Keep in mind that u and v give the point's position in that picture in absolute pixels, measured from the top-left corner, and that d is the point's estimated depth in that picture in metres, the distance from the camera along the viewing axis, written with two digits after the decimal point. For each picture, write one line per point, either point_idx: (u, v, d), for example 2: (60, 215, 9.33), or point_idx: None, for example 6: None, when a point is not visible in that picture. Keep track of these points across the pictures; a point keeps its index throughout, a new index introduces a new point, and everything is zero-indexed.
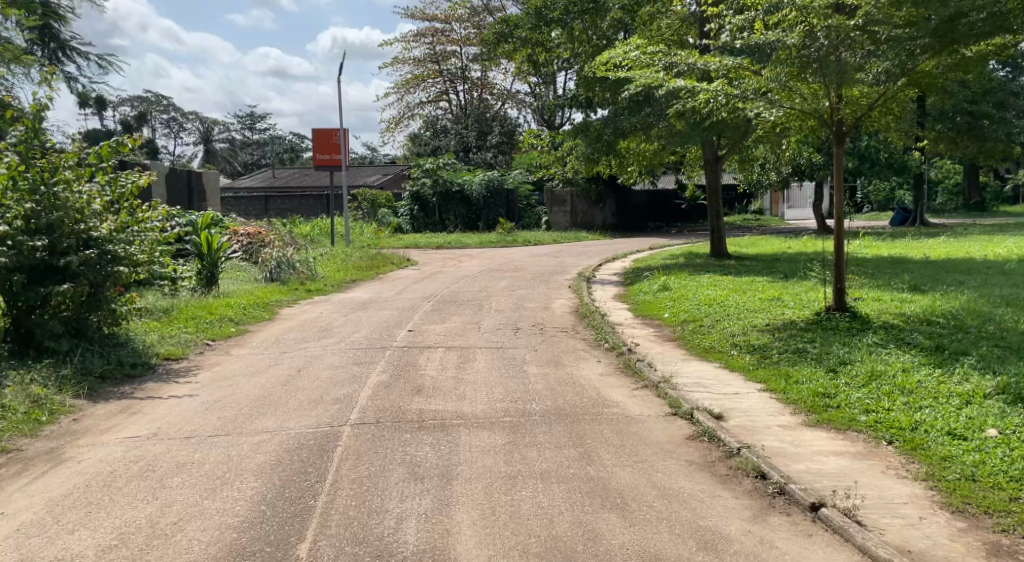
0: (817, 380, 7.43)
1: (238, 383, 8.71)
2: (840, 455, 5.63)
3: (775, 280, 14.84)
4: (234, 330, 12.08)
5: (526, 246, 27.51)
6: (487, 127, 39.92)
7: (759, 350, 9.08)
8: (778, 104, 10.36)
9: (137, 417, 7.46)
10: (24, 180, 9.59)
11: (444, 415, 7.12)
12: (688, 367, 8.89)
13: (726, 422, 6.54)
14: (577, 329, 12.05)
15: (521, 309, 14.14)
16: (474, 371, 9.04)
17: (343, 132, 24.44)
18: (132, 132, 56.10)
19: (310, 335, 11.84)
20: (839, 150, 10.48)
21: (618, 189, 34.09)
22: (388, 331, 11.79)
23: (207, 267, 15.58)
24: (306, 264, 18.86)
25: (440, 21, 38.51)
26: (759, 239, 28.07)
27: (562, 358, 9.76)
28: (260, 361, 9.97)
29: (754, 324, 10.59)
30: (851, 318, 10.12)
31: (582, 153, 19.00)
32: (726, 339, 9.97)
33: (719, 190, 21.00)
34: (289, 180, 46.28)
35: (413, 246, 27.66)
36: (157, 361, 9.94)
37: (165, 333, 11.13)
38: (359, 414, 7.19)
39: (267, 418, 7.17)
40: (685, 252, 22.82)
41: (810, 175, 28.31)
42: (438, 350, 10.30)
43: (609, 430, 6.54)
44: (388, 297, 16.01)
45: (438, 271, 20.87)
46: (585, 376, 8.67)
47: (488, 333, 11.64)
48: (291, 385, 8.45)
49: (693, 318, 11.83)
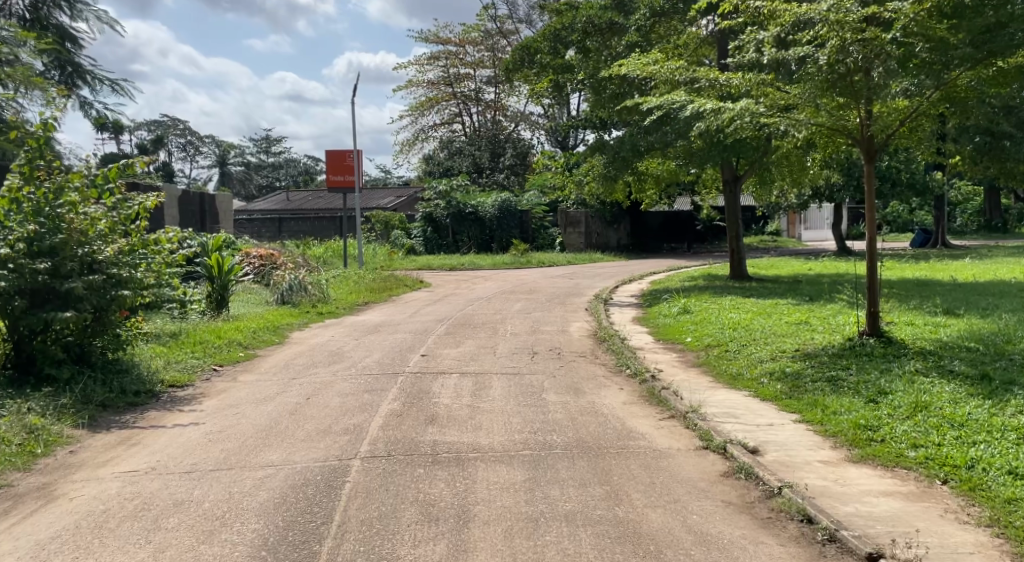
0: (857, 411, 7.03)
1: (243, 412, 8.32)
2: (892, 496, 5.23)
3: (800, 303, 14.38)
4: (242, 355, 11.72)
5: (540, 267, 27.16)
6: (500, 149, 39.74)
7: (791, 378, 8.64)
8: (805, 121, 9.89)
9: (136, 448, 7.08)
10: (27, 202, 9.39)
11: (459, 448, 6.70)
12: (716, 395, 8.47)
13: (763, 458, 6.14)
14: (597, 354, 11.62)
15: (537, 332, 13.72)
16: (490, 399, 8.62)
17: (357, 153, 24.19)
18: (149, 156, 56.46)
19: (320, 360, 11.46)
20: (869, 168, 10.06)
21: (633, 210, 33.73)
22: (400, 356, 11.41)
23: (218, 289, 15.27)
24: (318, 286, 18.53)
25: (454, 44, 38.40)
26: (777, 261, 27.59)
27: (582, 385, 9.36)
28: (268, 387, 9.59)
29: (784, 350, 10.14)
30: (885, 343, 9.66)
31: (599, 173, 18.66)
32: (755, 366, 9.53)
33: (738, 210, 20.57)
34: (303, 203, 46.18)
35: (426, 268, 27.34)
36: (161, 388, 9.54)
37: (172, 359, 10.76)
38: (370, 446, 6.79)
39: (272, 449, 6.78)
40: (703, 274, 22.39)
41: (829, 196, 27.91)
42: (452, 376, 9.90)
43: (637, 465, 6.11)
44: (400, 320, 15.64)
45: (452, 293, 20.50)
46: (607, 405, 8.23)
47: (505, 357, 11.25)
48: (299, 414, 8.06)
49: (717, 342, 11.38)
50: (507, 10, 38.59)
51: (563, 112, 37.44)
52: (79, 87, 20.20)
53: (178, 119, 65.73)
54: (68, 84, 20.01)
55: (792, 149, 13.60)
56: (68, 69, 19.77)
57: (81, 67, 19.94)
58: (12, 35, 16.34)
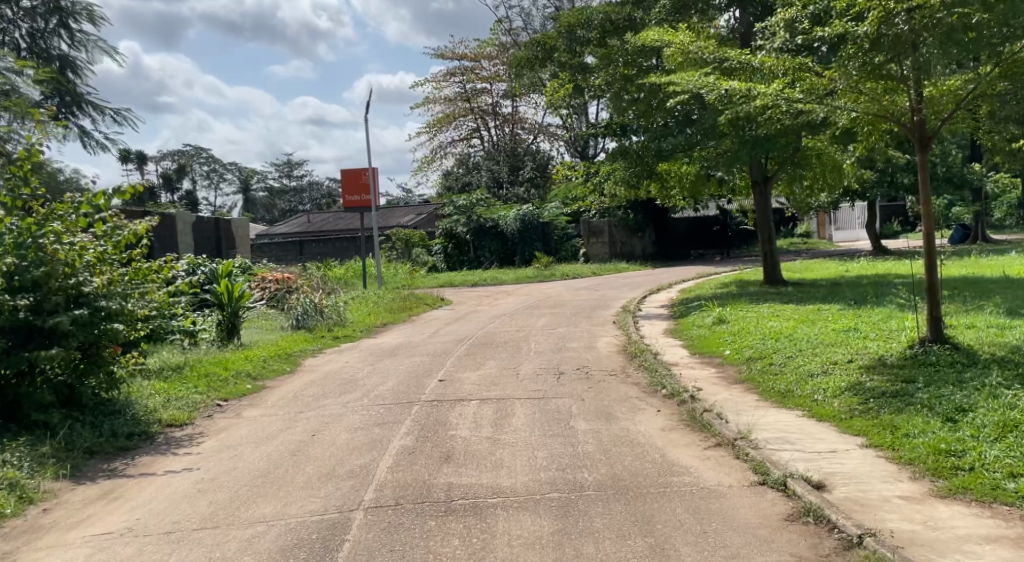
0: (935, 432, 6.31)
1: (241, 453, 7.46)
2: (998, 543, 4.51)
3: (846, 308, 13.47)
4: (250, 389, 10.87)
5: (565, 279, 26.33)
6: (520, 162, 39.00)
7: (851, 395, 7.79)
8: (847, 108, 9.13)
9: (117, 501, 6.22)
10: (8, 233, 8.37)
11: (477, 492, 5.85)
12: (767, 416, 7.64)
13: (831, 495, 5.35)
14: (628, 371, 10.76)
15: (563, 350, 12.85)
16: (513, 429, 7.79)
17: (373, 171, 23.49)
18: (172, 185, 56.06)
19: (331, 390, 10.61)
20: (922, 157, 9.14)
21: (658, 217, 32.61)
22: (416, 382, 10.55)
23: (228, 317, 14.50)
24: (334, 310, 17.77)
25: (470, 59, 37.77)
26: (812, 263, 26.58)
27: (614, 408, 8.48)
28: (273, 424, 8.74)
29: (837, 362, 9.23)
30: (954, 351, 8.78)
31: (621, 179, 17.75)
32: (806, 381, 8.66)
33: (769, 213, 19.63)
34: (323, 225, 45.52)
35: (449, 285, 26.58)
36: (158, 429, 8.66)
37: (172, 395, 9.85)
38: (376, 492, 5.96)
39: (268, 500, 5.94)
40: (735, 281, 21.40)
41: (861, 193, 26.96)
42: (472, 403, 9.04)
43: (684, 509, 5.28)
44: (419, 342, 14.81)
45: (474, 310, 19.68)
46: (643, 432, 7.37)
47: (529, 379, 10.38)
48: (301, 455, 7.23)
49: (759, 355, 10.45)
50: (522, 22, 37.87)
51: (582, 122, 36.71)
52: (80, 116, 19.55)
53: (201, 148, 65.65)
54: (66, 115, 19.30)
55: (829, 136, 12.59)
56: (66, 99, 19.10)
57: (81, 95, 19.29)
58: (9, 66, 15.74)
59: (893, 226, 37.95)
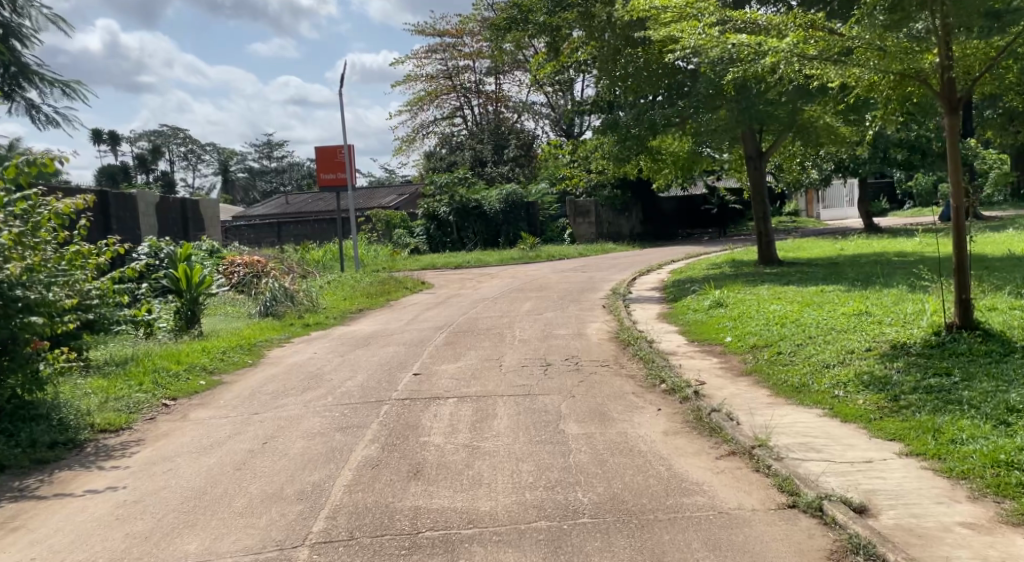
0: (989, 439, 5.33)
1: (178, 467, 6.46)
2: None
3: (851, 289, 12.54)
4: (204, 385, 9.83)
5: (550, 261, 25.27)
6: (504, 140, 37.60)
7: (876, 391, 6.83)
8: (869, 67, 7.97)
9: (15, 533, 5.22)
10: None
11: (449, 521, 4.85)
12: (783, 416, 6.65)
13: (879, 523, 4.40)
14: (621, 362, 9.78)
15: (549, 337, 11.85)
16: (492, 434, 6.79)
17: (349, 149, 22.33)
18: (148, 166, 54.32)
19: (293, 387, 9.54)
20: (951, 123, 8.04)
21: (646, 197, 31.50)
22: (388, 377, 9.51)
23: (187, 304, 13.42)
24: (307, 295, 16.69)
25: (451, 35, 36.50)
26: (804, 242, 25.72)
27: (609, 408, 7.48)
28: (221, 428, 7.72)
29: (853, 350, 8.27)
30: (984, 339, 7.83)
31: (611, 154, 16.70)
32: (823, 374, 7.70)
33: (764, 188, 18.63)
34: (303, 206, 44.17)
35: (431, 267, 25.51)
36: (89, 435, 7.66)
37: (110, 394, 8.81)
38: (326, 522, 4.95)
39: (197, 532, 4.95)
40: (727, 261, 20.44)
41: (854, 169, 26.05)
42: (448, 402, 8.03)
43: (700, 543, 4.34)
44: (395, 329, 13.78)
45: (455, 295, 18.66)
46: (644, 438, 6.39)
47: (512, 373, 9.36)
48: (246, 470, 6.21)
49: (765, 343, 9.50)
50: None
51: (566, 99, 35.61)
52: (26, 89, 18.11)
53: (178, 129, 63.89)
54: (11, 88, 17.83)
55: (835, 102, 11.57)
56: (11, 69, 17.65)
57: (27, 66, 17.84)
58: None
59: (881, 203, 37.13)
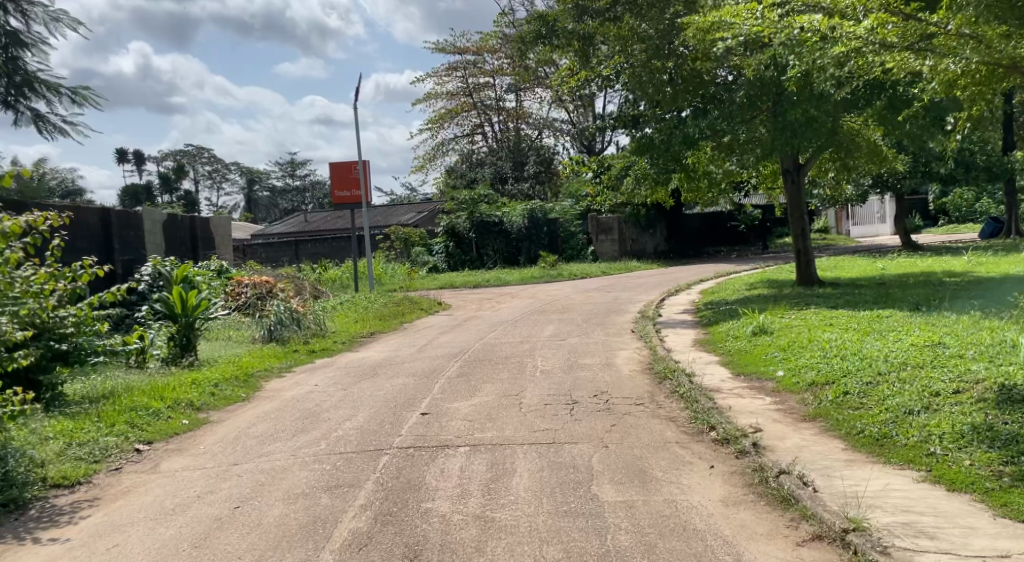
0: None
1: (128, 541, 5.29)
2: None
3: (912, 315, 11.19)
4: (185, 425, 8.65)
5: (573, 280, 24.07)
6: (523, 157, 36.54)
7: (984, 449, 5.53)
8: (957, 57, 6.73)
9: None
10: None
11: None
12: (872, 480, 5.37)
13: None
14: (657, 400, 8.54)
15: (575, 368, 10.62)
16: (510, 499, 5.55)
17: (363, 165, 21.24)
18: (170, 186, 53.61)
19: (287, 427, 8.36)
20: None
21: (672, 216, 30.59)
22: (393, 417, 8.33)
23: (182, 330, 12.28)
24: (314, 319, 15.56)
25: (471, 52, 35.48)
26: (841, 260, 24.36)
27: (649, 463, 6.22)
28: (192, 484, 6.55)
29: (938, 392, 6.93)
30: None
31: (644, 173, 15.38)
32: (908, 423, 6.35)
33: (803, 202, 17.29)
34: (321, 225, 43.29)
35: (448, 286, 24.42)
36: (38, 491, 6.53)
37: (73, 438, 7.66)
38: None
39: None
40: (761, 281, 19.16)
41: (894, 185, 24.63)
42: (458, 452, 6.81)
43: None
44: (406, 357, 12.61)
45: (472, 317, 17.50)
46: (698, 509, 5.14)
47: (534, 413, 8.11)
48: (206, 548, 5.03)
49: (826, 379, 8.21)
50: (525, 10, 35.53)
51: (589, 115, 34.51)
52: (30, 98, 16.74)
53: (202, 148, 63.45)
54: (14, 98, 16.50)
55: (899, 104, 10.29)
56: None
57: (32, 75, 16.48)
58: None
59: (916, 220, 35.57)
